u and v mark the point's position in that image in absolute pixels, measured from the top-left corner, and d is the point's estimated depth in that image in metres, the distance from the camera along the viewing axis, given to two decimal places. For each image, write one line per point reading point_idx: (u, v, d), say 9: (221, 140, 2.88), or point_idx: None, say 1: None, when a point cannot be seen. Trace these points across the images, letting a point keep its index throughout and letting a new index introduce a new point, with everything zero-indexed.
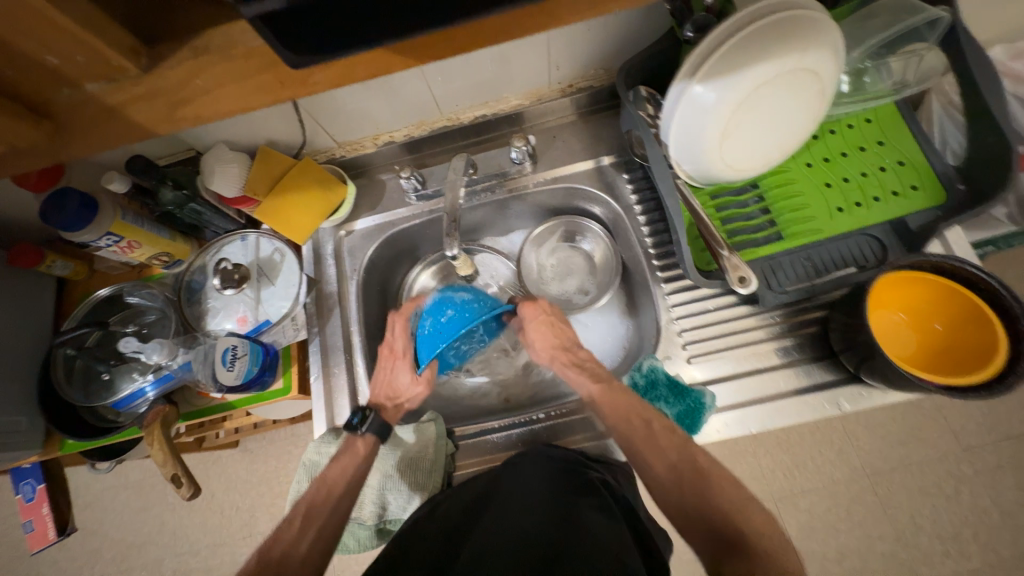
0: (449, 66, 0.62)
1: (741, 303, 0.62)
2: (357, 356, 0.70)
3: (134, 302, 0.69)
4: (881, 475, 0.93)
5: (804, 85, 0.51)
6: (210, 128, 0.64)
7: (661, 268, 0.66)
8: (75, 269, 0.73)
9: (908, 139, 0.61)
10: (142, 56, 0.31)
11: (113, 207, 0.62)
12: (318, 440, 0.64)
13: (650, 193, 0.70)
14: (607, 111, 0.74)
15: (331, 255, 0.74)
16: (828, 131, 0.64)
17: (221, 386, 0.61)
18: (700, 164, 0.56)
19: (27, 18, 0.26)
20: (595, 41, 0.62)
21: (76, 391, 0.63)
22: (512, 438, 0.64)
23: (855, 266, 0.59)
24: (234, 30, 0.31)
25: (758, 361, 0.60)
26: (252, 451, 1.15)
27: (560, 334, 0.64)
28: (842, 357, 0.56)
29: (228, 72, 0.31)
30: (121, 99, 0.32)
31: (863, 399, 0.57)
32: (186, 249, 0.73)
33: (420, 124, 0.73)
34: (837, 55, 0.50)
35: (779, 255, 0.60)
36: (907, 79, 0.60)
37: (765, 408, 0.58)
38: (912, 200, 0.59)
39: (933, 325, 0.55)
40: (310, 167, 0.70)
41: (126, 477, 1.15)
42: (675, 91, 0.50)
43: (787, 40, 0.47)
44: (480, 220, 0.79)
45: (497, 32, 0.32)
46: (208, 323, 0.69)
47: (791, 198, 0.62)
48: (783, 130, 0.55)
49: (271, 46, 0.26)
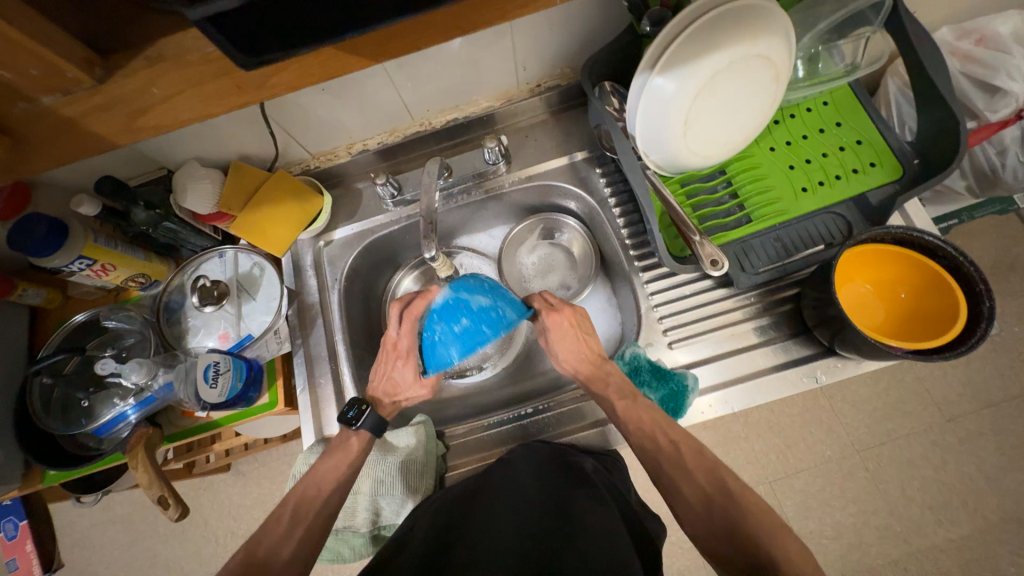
0: (417, 73, 0.63)
1: (717, 286, 0.64)
2: (343, 365, 0.70)
3: (112, 326, 0.68)
4: (869, 450, 0.95)
5: (759, 72, 0.53)
6: (180, 145, 0.64)
7: (638, 258, 0.67)
8: (48, 297, 0.72)
9: (863, 118, 0.64)
10: (98, 66, 0.31)
11: (83, 230, 0.61)
12: (307, 451, 0.64)
13: (622, 185, 0.71)
14: (577, 108, 0.76)
15: (311, 267, 0.74)
16: (788, 115, 0.66)
17: (205, 404, 0.60)
18: (667, 153, 0.58)
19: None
20: (559, 40, 0.64)
21: (55, 421, 0.61)
22: (502, 435, 0.64)
23: (824, 242, 0.61)
24: (189, 37, 0.32)
25: (738, 342, 0.62)
26: (244, 474, 1.13)
27: (584, 343, 0.59)
28: (816, 332, 0.58)
29: (188, 79, 0.32)
30: (80, 110, 0.32)
31: (838, 370, 0.58)
32: (162, 269, 0.72)
33: (393, 131, 0.73)
34: (788, 41, 0.52)
35: (750, 237, 0.62)
36: (857, 61, 0.63)
37: (747, 386, 0.59)
38: (871, 176, 0.61)
39: (898, 294, 0.57)
40: (284, 179, 0.70)
41: (114, 511, 1.12)
42: (637, 83, 0.52)
43: (738, 28, 0.49)
44: (459, 222, 0.80)
45: (451, 22, 0.33)
46: (190, 341, 0.68)
47: (757, 181, 0.64)
48: (743, 116, 0.57)
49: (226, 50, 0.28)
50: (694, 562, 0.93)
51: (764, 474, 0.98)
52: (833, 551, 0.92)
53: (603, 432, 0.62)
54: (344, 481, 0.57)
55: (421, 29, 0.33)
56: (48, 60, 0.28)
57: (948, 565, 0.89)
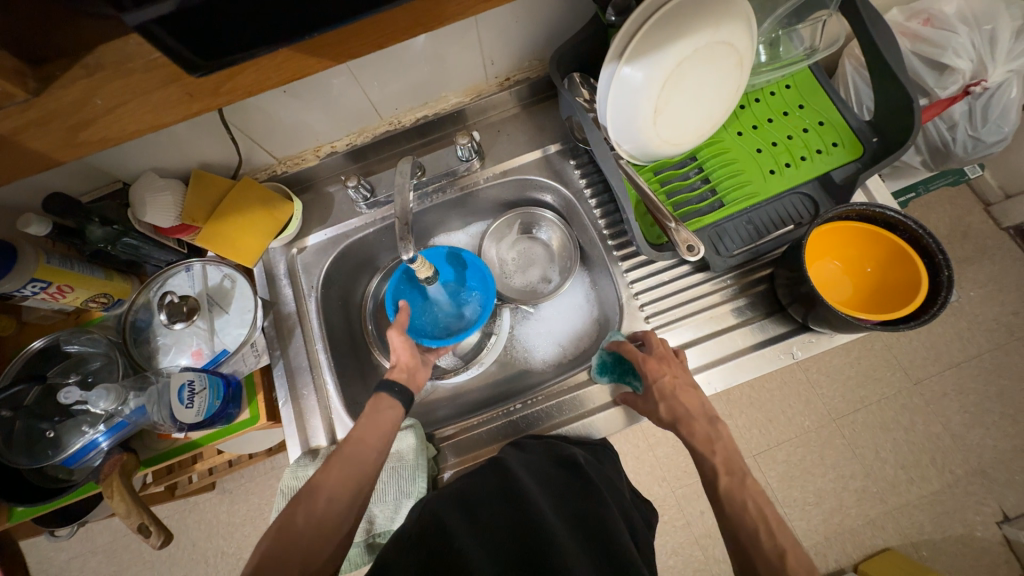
0: (383, 70, 0.61)
1: (694, 271, 0.65)
2: (325, 374, 0.68)
3: (74, 351, 0.65)
4: (845, 418, 1.00)
5: (724, 58, 0.53)
6: (136, 156, 0.61)
7: (617, 247, 0.68)
8: (1, 325, 0.67)
9: (824, 100, 0.66)
10: (30, 77, 0.29)
11: (34, 251, 0.57)
12: (295, 465, 0.61)
13: (597, 176, 0.72)
14: (548, 100, 0.75)
15: (285, 275, 0.72)
16: (753, 99, 0.67)
17: (182, 425, 0.58)
18: (638, 142, 0.58)
19: None
20: (525, 32, 0.63)
21: (19, 455, 0.58)
22: (493, 433, 0.64)
23: (792, 223, 0.62)
24: (131, 42, 0.30)
25: (717, 324, 0.63)
26: (230, 492, 1.10)
27: (694, 399, 0.53)
28: (791, 310, 0.60)
29: (133, 87, 0.30)
30: (14, 127, 0.29)
31: (812, 345, 0.61)
32: (125, 288, 0.69)
33: (362, 131, 0.72)
34: (750, 27, 0.52)
35: (723, 221, 0.63)
36: (816, 45, 0.64)
37: (728, 367, 0.61)
38: (834, 155, 0.63)
39: (864, 268, 0.59)
40: (250, 186, 0.67)
41: (94, 541, 1.08)
42: (606, 74, 0.52)
43: (701, 16, 0.49)
44: (436, 221, 0.79)
45: (413, 19, 0.32)
46: (161, 361, 0.65)
47: (727, 166, 0.65)
48: (710, 102, 0.58)
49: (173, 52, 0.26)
50: (687, 538, 0.96)
51: (749, 449, 1.01)
52: (817, 516, 0.96)
53: (590, 422, 0.62)
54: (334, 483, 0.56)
55: (381, 29, 0.32)
56: None
57: (922, 519, 0.94)
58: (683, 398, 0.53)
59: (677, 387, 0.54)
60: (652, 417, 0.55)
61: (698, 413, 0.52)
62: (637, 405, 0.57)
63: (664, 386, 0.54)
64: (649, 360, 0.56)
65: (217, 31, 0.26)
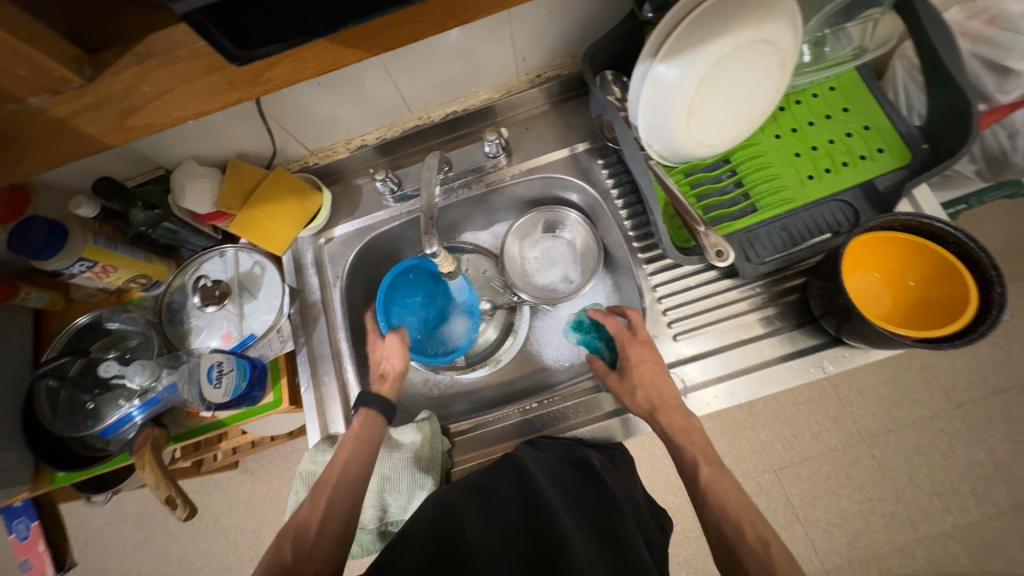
0: (416, 66, 0.62)
1: (723, 277, 0.63)
2: (346, 363, 0.69)
3: (114, 328, 0.68)
4: (877, 438, 0.95)
5: (765, 57, 0.51)
6: (178, 144, 0.64)
7: (642, 250, 0.67)
8: (51, 300, 0.72)
9: (871, 103, 0.62)
10: (85, 64, 0.31)
11: (82, 232, 0.61)
12: (314, 449, 0.63)
13: (625, 176, 0.70)
14: (578, 98, 0.74)
15: (311, 264, 0.73)
16: (793, 101, 0.65)
17: (209, 404, 0.60)
18: (670, 143, 0.57)
19: None
20: (559, 29, 0.62)
21: (62, 423, 0.62)
22: (507, 431, 0.64)
23: (830, 231, 0.59)
24: (177, 32, 0.31)
25: (743, 332, 0.61)
26: (252, 471, 1.13)
27: (666, 388, 0.57)
28: (823, 322, 0.57)
29: (177, 75, 0.31)
30: (70, 112, 0.31)
31: (844, 360, 0.58)
32: (163, 270, 0.72)
33: (392, 125, 0.72)
34: (794, 25, 0.50)
35: (755, 227, 0.60)
36: (866, 45, 0.62)
37: (753, 378, 0.59)
38: (879, 162, 0.60)
39: (906, 282, 0.56)
40: (283, 177, 0.69)
41: (125, 509, 1.14)
42: (639, 71, 0.50)
43: (743, 12, 0.47)
44: (460, 217, 0.79)
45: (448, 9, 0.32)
46: (193, 342, 0.68)
47: (762, 170, 0.62)
48: (748, 103, 0.56)
49: (216, 42, 0.27)
50: (700, 550, 0.93)
51: (771, 464, 0.98)
52: (839, 538, 0.93)
53: (607, 425, 0.61)
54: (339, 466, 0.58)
55: (416, 21, 0.32)
56: (40, 62, 0.28)
57: (956, 551, 0.89)
58: (658, 385, 0.57)
59: (652, 373, 0.58)
60: (630, 401, 0.57)
61: (667, 403, 0.56)
62: (611, 383, 0.60)
63: (643, 369, 0.57)
64: (634, 343, 0.60)
65: (259, 22, 0.27)
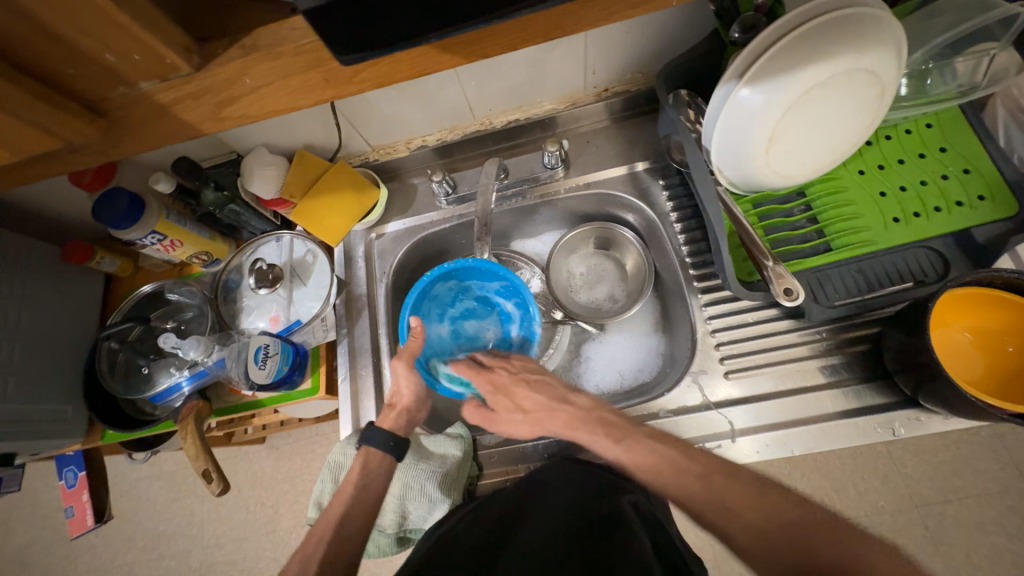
0: (483, 72, 0.62)
1: (784, 317, 0.59)
2: (384, 359, 0.70)
3: (175, 299, 0.71)
4: (932, 507, 0.86)
5: (863, 88, 0.48)
6: (253, 131, 0.66)
7: (698, 278, 0.63)
8: (121, 266, 0.76)
9: (974, 144, 0.57)
10: (194, 53, 0.31)
11: (157, 207, 0.64)
12: (344, 441, 0.64)
13: (687, 200, 0.67)
14: (642, 115, 0.72)
15: (361, 257, 0.75)
16: (883, 136, 0.60)
17: (253, 383, 0.62)
18: (743, 170, 0.54)
19: (110, 28, 0.26)
20: (634, 42, 0.61)
21: (118, 384, 0.66)
22: (537, 451, 0.62)
23: (913, 280, 0.54)
24: (285, 27, 0.30)
25: (803, 380, 0.57)
26: (277, 448, 1.17)
27: (542, 392, 0.60)
28: (898, 379, 0.52)
29: (277, 70, 0.31)
30: (172, 98, 0.31)
31: (919, 424, 0.53)
32: (223, 249, 0.75)
33: (454, 128, 0.73)
34: (900, 55, 0.46)
35: (827, 267, 0.56)
36: (975, 82, 0.56)
37: (811, 430, 0.54)
38: (978, 211, 0.54)
39: (1006, 347, 0.51)
40: (344, 170, 0.71)
41: (159, 468, 1.20)
42: (720, 93, 0.48)
43: (845, 38, 0.44)
44: (509, 224, 0.78)
45: (554, 25, 0.30)
46: (243, 321, 0.70)
47: (842, 206, 0.58)
48: (836, 134, 0.52)
49: (325, 41, 0.27)
50: None
51: None
52: None
53: None
54: (371, 482, 0.56)
55: (519, 29, 0.30)
56: (153, 47, 0.28)
57: None
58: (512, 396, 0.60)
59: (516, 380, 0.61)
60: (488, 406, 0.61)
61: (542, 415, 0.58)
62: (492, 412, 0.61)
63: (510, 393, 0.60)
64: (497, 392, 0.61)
65: (366, 25, 0.26)
